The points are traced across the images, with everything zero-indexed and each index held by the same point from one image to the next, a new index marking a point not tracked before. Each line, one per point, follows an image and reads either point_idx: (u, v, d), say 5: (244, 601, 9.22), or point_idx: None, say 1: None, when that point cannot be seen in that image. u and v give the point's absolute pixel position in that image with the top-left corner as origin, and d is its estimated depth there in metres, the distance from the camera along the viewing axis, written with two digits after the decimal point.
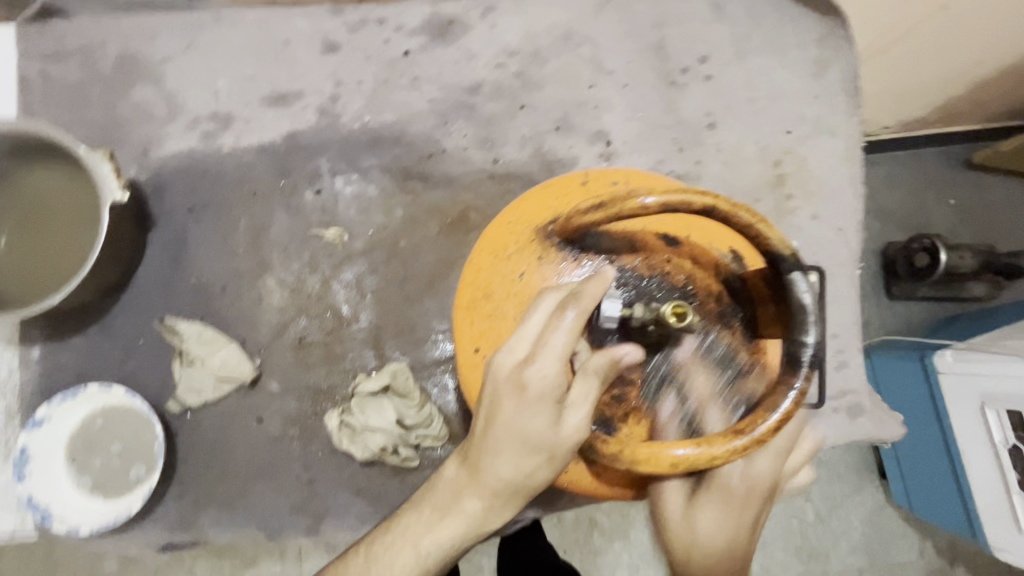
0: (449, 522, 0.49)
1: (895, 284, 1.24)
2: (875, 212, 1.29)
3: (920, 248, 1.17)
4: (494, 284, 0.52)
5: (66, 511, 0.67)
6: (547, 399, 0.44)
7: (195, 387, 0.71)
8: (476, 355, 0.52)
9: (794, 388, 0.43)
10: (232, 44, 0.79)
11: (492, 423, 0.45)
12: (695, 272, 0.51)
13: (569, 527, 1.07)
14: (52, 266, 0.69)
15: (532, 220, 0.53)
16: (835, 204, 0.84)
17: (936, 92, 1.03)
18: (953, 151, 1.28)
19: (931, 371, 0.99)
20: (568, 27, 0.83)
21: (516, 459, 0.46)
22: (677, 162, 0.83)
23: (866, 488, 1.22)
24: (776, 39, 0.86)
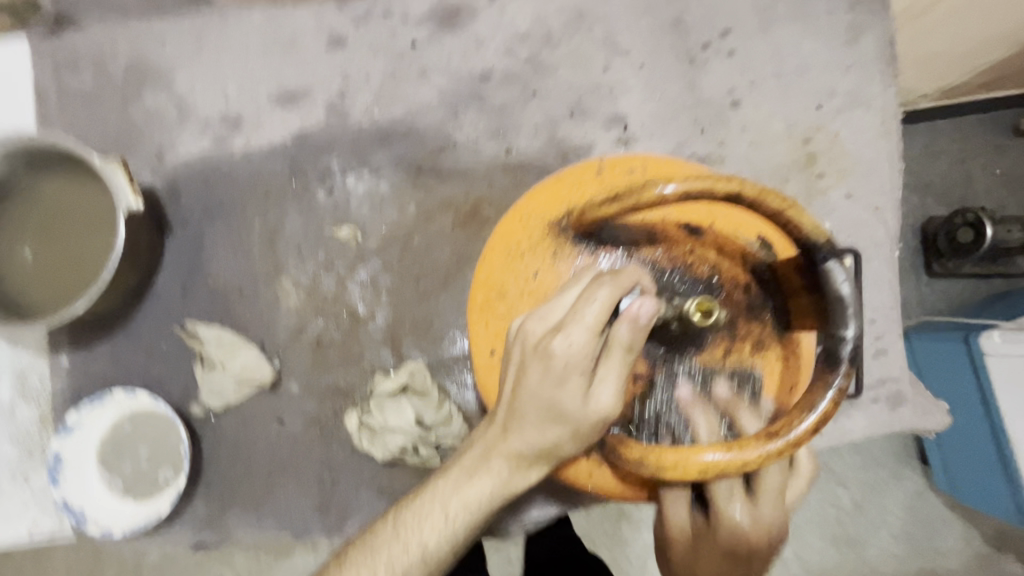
0: (476, 485, 0.48)
1: (937, 261, 1.17)
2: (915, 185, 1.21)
3: (963, 223, 1.12)
4: (508, 283, 0.50)
5: (100, 514, 0.68)
6: (574, 369, 0.41)
7: (217, 390, 0.72)
8: (493, 356, 0.50)
9: (833, 386, 0.41)
10: (238, 44, 0.78)
11: (520, 388, 0.44)
12: (721, 262, 0.49)
13: (596, 516, 1.06)
14: (74, 274, 0.70)
15: (545, 214, 0.51)
16: (870, 182, 0.79)
17: (988, 54, 0.96)
18: (1000, 119, 1.20)
19: (976, 356, 0.93)
20: (580, 7, 0.80)
21: (543, 426, 0.44)
22: (698, 144, 0.80)
23: (905, 474, 1.17)
24: (804, 7, 0.80)
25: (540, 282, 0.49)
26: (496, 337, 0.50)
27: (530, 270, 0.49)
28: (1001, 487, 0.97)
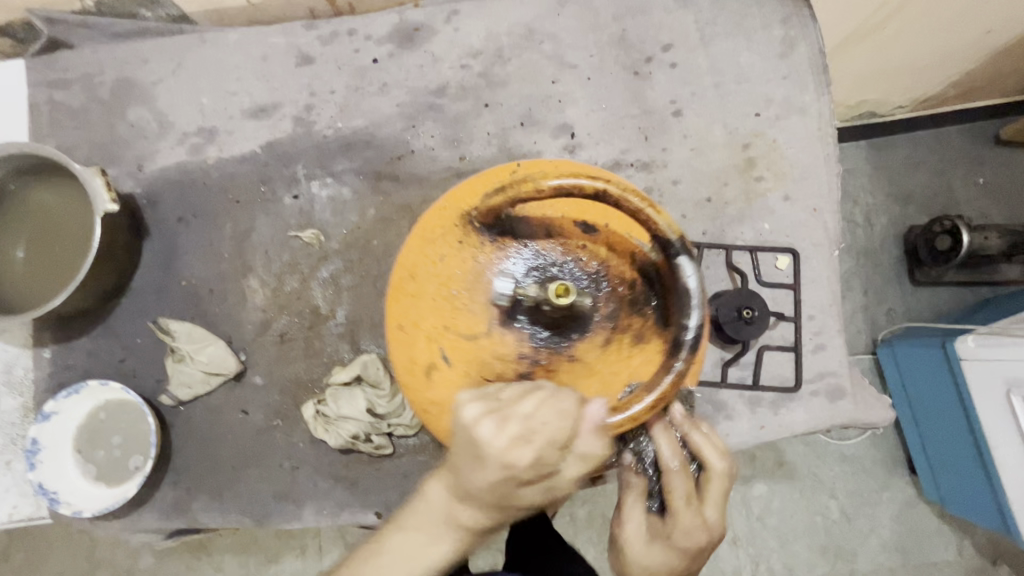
0: (431, 553, 0.54)
1: (920, 270, 1.25)
2: (898, 197, 1.29)
3: (942, 230, 1.17)
4: (422, 263, 0.60)
5: (73, 497, 0.73)
6: (514, 438, 0.47)
7: (186, 381, 0.77)
8: (399, 329, 0.59)
9: (674, 367, 0.51)
10: (214, 63, 0.85)
11: (472, 455, 0.49)
12: (609, 258, 0.60)
13: (582, 525, 1.17)
14: (56, 273, 0.76)
15: (462, 204, 0.59)
16: (807, 184, 0.83)
17: (950, 66, 1.08)
18: (947, 136, 1.30)
19: (953, 360, 1.02)
20: (530, 25, 0.85)
21: (490, 481, 0.49)
22: (642, 151, 0.84)
23: (893, 484, 1.24)
24: (741, 23, 0.85)
25: (448, 264, 0.59)
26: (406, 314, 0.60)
27: (445, 258, 0.60)
28: (986, 492, 1.06)
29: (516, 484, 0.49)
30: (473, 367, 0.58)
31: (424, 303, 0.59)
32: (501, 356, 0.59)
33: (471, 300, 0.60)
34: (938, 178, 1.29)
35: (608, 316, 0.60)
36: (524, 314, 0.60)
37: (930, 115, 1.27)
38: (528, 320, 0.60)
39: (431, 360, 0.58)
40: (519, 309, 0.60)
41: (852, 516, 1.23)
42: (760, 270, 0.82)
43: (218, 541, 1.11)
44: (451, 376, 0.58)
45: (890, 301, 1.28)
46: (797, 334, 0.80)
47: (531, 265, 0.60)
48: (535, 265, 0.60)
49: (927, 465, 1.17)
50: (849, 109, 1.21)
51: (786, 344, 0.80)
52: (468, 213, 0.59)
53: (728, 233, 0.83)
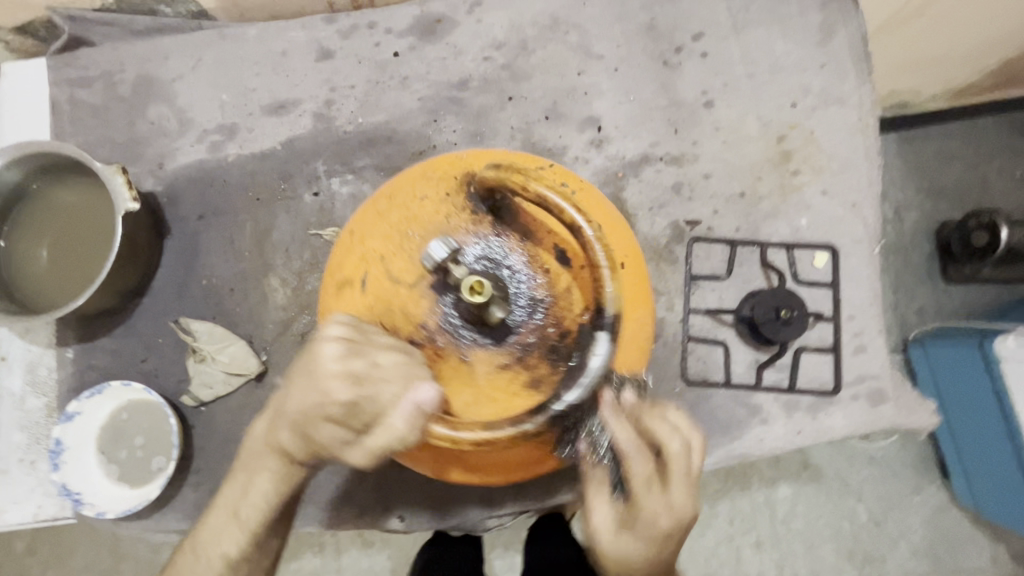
0: (259, 487, 0.58)
1: (952, 266, 1.19)
2: (933, 192, 1.23)
3: (977, 225, 1.13)
4: (402, 192, 0.63)
5: (96, 497, 0.73)
6: (339, 375, 0.49)
7: (208, 382, 0.77)
8: (348, 236, 0.64)
9: (523, 423, 0.50)
10: (234, 58, 0.84)
11: (307, 367, 0.51)
12: (563, 295, 0.59)
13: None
14: (78, 273, 0.75)
15: (473, 165, 0.64)
16: (846, 177, 0.79)
17: (986, 56, 1.05)
18: (988, 128, 1.24)
19: (990, 360, 0.98)
20: (555, 15, 0.83)
21: (303, 395, 0.51)
22: (672, 144, 0.81)
23: (927, 490, 1.20)
24: (776, 9, 0.82)
25: (421, 203, 0.62)
26: (361, 226, 0.64)
27: (425, 205, 0.62)
28: None
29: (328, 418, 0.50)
30: (380, 307, 0.60)
31: (380, 231, 0.62)
32: (402, 321, 0.59)
33: (414, 250, 0.61)
34: (978, 171, 1.23)
35: (525, 342, 0.58)
36: (443, 302, 0.59)
37: (968, 106, 1.22)
38: (444, 306, 0.59)
39: (352, 277, 0.62)
40: (451, 289, 0.59)
41: (884, 522, 1.19)
42: (797, 268, 0.78)
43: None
44: (356, 300, 0.61)
45: (927, 300, 1.22)
46: (836, 335, 0.77)
47: (486, 255, 0.60)
48: (484, 252, 0.60)
49: (961, 471, 1.12)
50: (881, 98, 1.16)
51: (824, 345, 0.77)
52: (467, 174, 0.63)
53: (763, 229, 0.79)
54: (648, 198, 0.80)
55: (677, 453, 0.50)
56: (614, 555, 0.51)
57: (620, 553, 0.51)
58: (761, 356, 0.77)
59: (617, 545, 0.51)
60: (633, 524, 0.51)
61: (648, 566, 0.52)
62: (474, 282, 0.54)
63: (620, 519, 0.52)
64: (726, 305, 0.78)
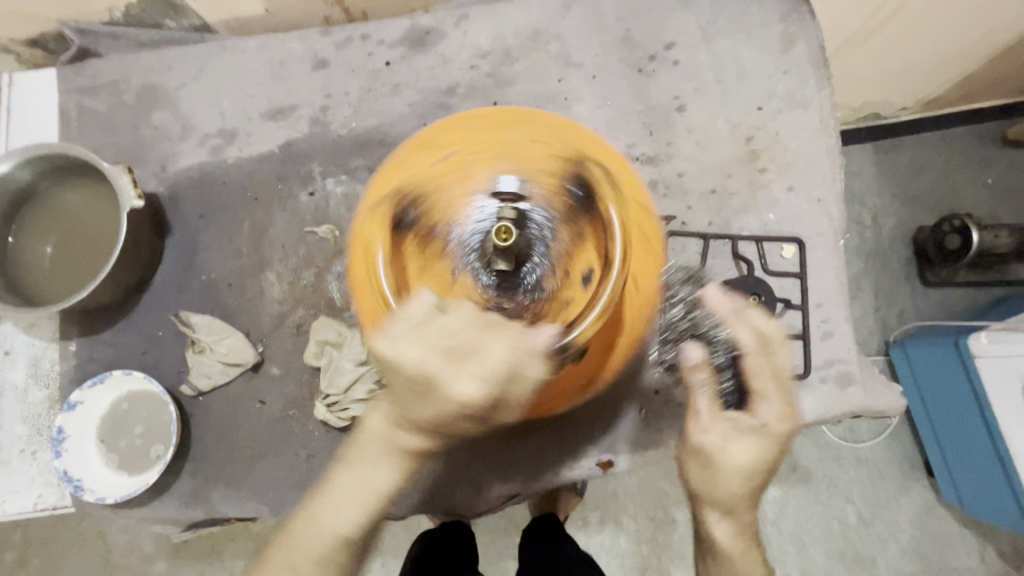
0: (383, 473, 0.56)
1: (930, 270, 1.25)
2: (900, 196, 1.30)
3: (951, 229, 1.18)
4: (550, 135, 0.61)
5: (96, 484, 0.75)
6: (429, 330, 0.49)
7: (206, 372, 0.80)
8: (472, 121, 0.62)
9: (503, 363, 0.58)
10: (235, 68, 0.89)
11: (429, 330, 0.49)
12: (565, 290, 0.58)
13: (592, 526, 1.17)
14: (84, 269, 0.79)
15: (605, 159, 0.61)
16: (810, 175, 0.85)
17: (945, 72, 1.12)
18: (950, 134, 1.31)
19: (965, 355, 1.07)
20: (536, 26, 0.88)
21: (426, 352, 0.48)
22: (647, 145, 0.86)
23: (906, 482, 1.23)
24: (741, 21, 0.88)
25: (532, 141, 0.60)
26: (487, 126, 0.62)
27: (540, 151, 0.60)
28: (1007, 493, 1.05)
29: (461, 406, 0.49)
30: (430, 194, 0.59)
31: (465, 141, 0.60)
32: (430, 211, 0.59)
33: (485, 167, 0.59)
34: (942, 174, 1.30)
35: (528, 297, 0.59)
36: (474, 226, 0.59)
37: (933, 116, 1.29)
38: (472, 232, 0.59)
39: (439, 145, 0.61)
40: (479, 227, 0.59)
41: (867, 515, 1.22)
42: (766, 259, 0.83)
43: (229, 544, 1.12)
44: (416, 166, 0.60)
45: (900, 298, 1.27)
46: (804, 321, 0.81)
47: (538, 221, 0.59)
48: (540, 218, 0.59)
49: (943, 465, 1.16)
50: (847, 111, 1.23)
51: (794, 331, 0.81)
52: (581, 155, 0.59)
53: (734, 224, 0.84)
54: None
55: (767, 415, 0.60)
56: (713, 480, 0.61)
57: (732, 455, 0.60)
58: None
59: (728, 463, 0.60)
60: (743, 431, 0.61)
61: (742, 479, 0.60)
62: (505, 227, 0.55)
63: (728, 435, 0.61)
64: None
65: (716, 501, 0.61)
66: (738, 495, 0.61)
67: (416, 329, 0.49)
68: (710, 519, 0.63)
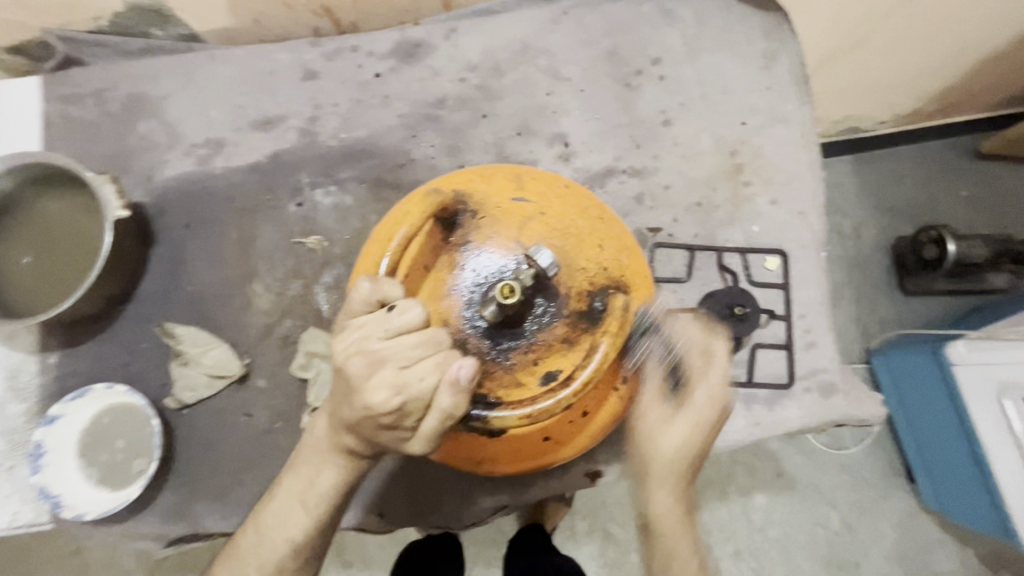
0: (324, 477, 0.59)
1: (909, 279, 1.27)
2: (879, 207, 1.33)
3: (927, 240, 1.21)
4: (578, 214, 0.65)
5: (75, 500, 0.73)
6: (374, 330, 0.50)
7: (191, 385, 0.78)
8: (508, 172, 0.67)
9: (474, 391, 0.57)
10: (223, 78, 0.88)
11: (371, 327, 0.50)
12: (558, 356, 0.58)
13: (581, 536, 1.17)
14: (65, 280, 0.77)
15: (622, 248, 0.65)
16: (792, 188, 0.87)
17: (918, 87, 1.15)
18: (926, 147, 1.35)
19: (943, 361, 1.09)
20: (525, 41, 0.90)
21: (363, 351, 0.50)
22: (634, 158, 0.87)
23: (888, 488, 1.25)
24: (725, 38, 0.90)
25: (555, 217, 0.64)
26: (522, 188, 0.65)
27: (593, 252, 0.63)
28: (986, 501, 1.06)
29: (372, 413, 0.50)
30: (485, 222, 0.63)
31: (551, 206, 0.64)
32: (444, 254, 0.62)
33: (511, 231, 0.62)
34: (919, 186, 1.33)
35: (500, 352, 0.59)
36: (479, 269, 0.61)
37: (910, 129, 1.33)
38: (478, 278, 0.61)
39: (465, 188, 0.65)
40: (485, 283, 0.61)
41: (851, 522, 1.23)
42: (751, 270, 0.84)
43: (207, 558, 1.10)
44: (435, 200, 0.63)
45: (880, 307, 1.30)
46: (788, 332, 0.83)
47: (546, 290, 0.60)
48: (550, 287, 0.60)
49: (926, 472, 1.18)
50: (826, 125, 1.26)
51: (778, 342, 0.83)
52: (622, 283, 0.62)
53: (719, 235, 0.86)
54: (613, 207, 0.86)
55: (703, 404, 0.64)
56: (660, 462, 0.65)
57: (667, 436, 0.64)
58: None
59: (666, 442, 0.64)
60: (681, 414, 0.64)
61: (676, 458, 0.64)
62: (509, 287, 0.56)
63: (671, 412, 0.65)
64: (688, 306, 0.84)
65: (654, 475, 0.65)
66: (674, 472, 0.65)
67: (359, 327, 0.51)
68: (649, 489, 0.66)
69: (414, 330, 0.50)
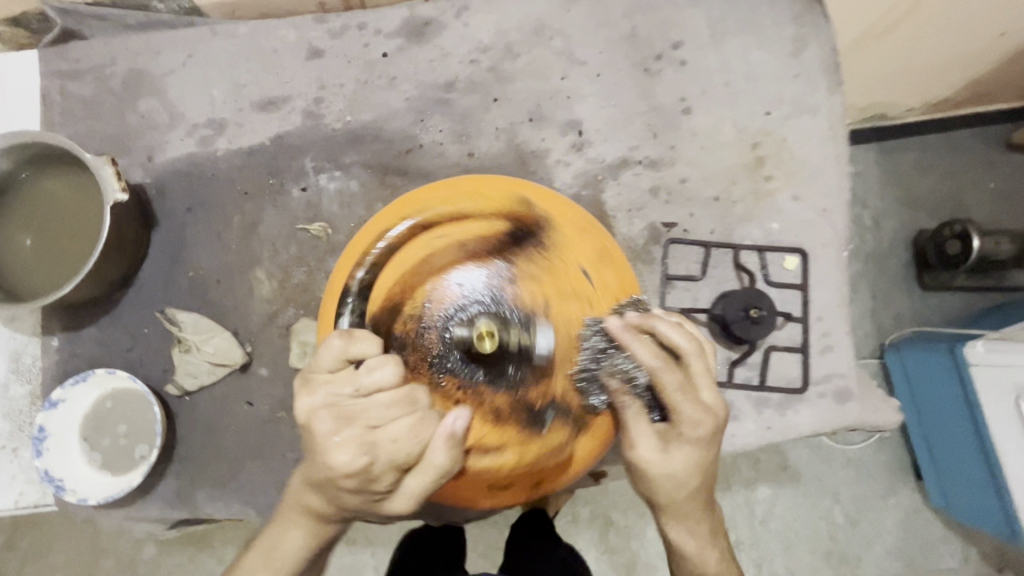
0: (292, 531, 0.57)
1: (928, 274, 1.23)
2: (903, 199, 1.28)
3: (951, 235, 1.16)
4: (609, 294, 0.63)
5: (78, 484, 0.73)
6: (355, 398, 0.48)
7: (192, 371, 0.77)
8: (583, 220, 0.65)
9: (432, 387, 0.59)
10: (225, 56, 0.85)
11: (343, 389, 0.49)
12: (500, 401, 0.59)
13: (583, 523, 1.17)
14: (64, 263, 0.76)
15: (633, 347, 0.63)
16: (816, 184, 0.83)
17: (953, 75, 1.09)
18: (957, 138, 1.28)
19: (963, 365, 1.01)
20: (540, 21, 0.85)
21: (333, 423, 0.47)
22: (651, 148, 0.84)
23: (897, 489, 1.24)
24: (752, 21, 0.85)
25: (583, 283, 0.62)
26: (582, 235, 0.64)
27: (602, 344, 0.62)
28: (995, 502, 1.04)
29: (335, 473, 0.48)
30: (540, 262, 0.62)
31: (603, 276, 0.63)
32: (472, 236, 0.62)
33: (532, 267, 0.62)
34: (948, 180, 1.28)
35: (453, 362, 0.60)
36: (480, 290, 0.62)
37: (941, 117, 1.26)
38: (466, 300, 0.61)
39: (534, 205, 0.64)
40: (479, 297, 0.61)
41: (858, 521, 1.22)
42: (768, 269, 0.81)
43: (222, 532, 1.11)
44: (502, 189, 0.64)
45: (899, 306, 1.26)
46: (805, 335, 0.80)
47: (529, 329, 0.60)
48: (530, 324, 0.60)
49: (935, 469, 1.16)
50: (854, 109, 1.20)
51: (793, 344, 0.80)
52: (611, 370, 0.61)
53: (737, 232, 0.82)
54: (627, 200, 0.83)
55: (696, 429, 0.55)
56: (659, 492, 0.58)
57: (669, 467, 0.56)
58: (733, 354, 0.80)
59: (668, 473, 0.56)
60: (671, 443, 0.56)
61: (681, 488, 0.57)
62: (487, 333, 0.57)
63: (663, 445, 0.56)
64: (701, 305, 0.81)
65: (665, 508, 0.59)
66: (681, 503, 0.58)
67: (340, 386, 0.49)
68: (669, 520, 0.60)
69: (386, 389, 0.49)
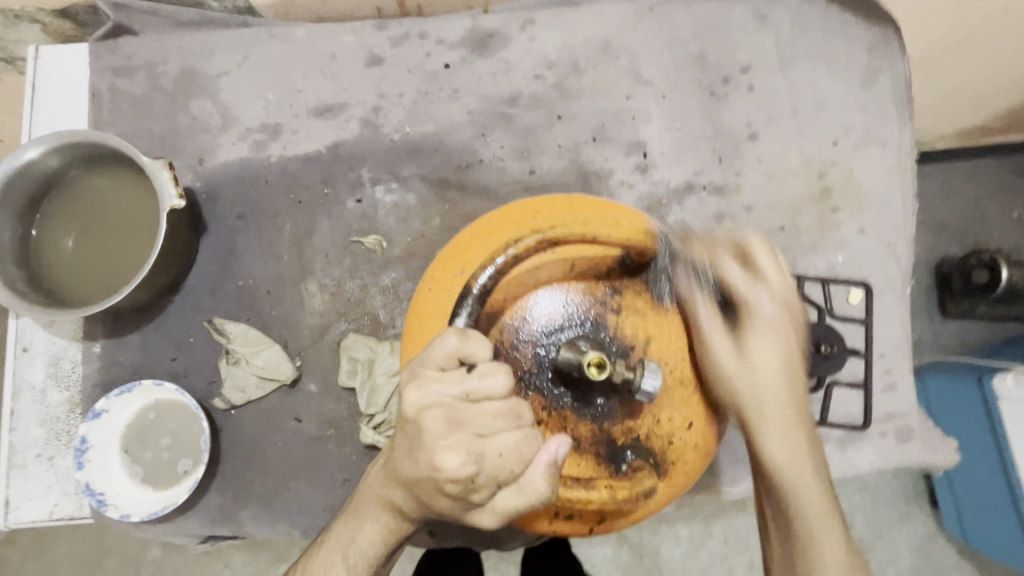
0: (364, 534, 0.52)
1: (950, 302, 1.15)
2: (927, 225, 1.20)
3: (978, 263, 1.09)
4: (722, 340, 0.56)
5: (120, 499, 0.71)
6: (460, 397, 0.43)
7: (240, 385, 0.75)
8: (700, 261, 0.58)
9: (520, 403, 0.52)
10: (282, 59, 0.83)
11: (449, 381, 0.43)
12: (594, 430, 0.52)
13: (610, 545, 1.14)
14: (112, 268, 0.73)
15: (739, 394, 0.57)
16: (882, 217, 0.81)
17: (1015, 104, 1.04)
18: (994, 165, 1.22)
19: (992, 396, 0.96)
20: (607, 38, 0.83)
21: (433, 411, 0.42)
22: (715, 173, 0.82)
23: None
24: (823, 48, 0.83)
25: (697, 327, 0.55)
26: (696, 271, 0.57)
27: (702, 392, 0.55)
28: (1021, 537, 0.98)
29: (438, 476, 0.43)
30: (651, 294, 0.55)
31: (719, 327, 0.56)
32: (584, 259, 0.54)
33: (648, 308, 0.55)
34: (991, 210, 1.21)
35: (549, 387, 0.52)
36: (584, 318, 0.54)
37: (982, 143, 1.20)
38: (565, 324, 0.54)
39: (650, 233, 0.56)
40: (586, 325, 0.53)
41: None
42: (832, 302, 0.79)
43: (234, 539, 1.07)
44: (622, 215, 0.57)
45: None
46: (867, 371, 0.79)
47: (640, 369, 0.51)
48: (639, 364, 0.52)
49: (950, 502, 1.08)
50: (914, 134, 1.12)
51: (856, 380, 0.78)
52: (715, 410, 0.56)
53: (801, 262, 0.81)
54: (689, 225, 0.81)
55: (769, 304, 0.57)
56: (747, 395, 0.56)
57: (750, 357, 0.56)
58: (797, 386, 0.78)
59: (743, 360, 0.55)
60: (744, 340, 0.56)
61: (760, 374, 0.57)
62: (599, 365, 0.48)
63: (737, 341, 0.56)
64: None
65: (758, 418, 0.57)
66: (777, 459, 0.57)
67: (447, 379, 0.43)
68: (750, 400, 0.57)
69: (496, 397, 0.43)
